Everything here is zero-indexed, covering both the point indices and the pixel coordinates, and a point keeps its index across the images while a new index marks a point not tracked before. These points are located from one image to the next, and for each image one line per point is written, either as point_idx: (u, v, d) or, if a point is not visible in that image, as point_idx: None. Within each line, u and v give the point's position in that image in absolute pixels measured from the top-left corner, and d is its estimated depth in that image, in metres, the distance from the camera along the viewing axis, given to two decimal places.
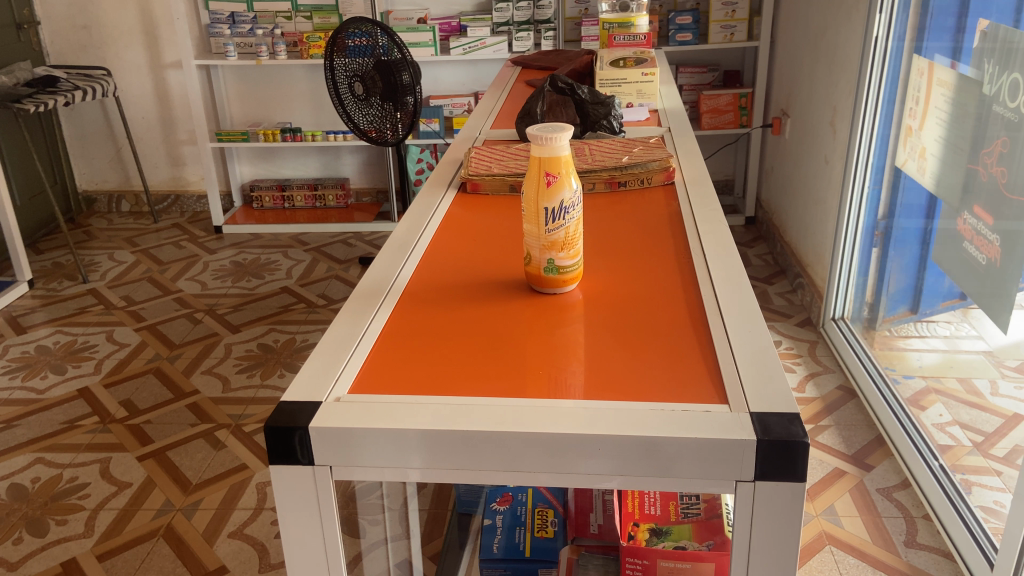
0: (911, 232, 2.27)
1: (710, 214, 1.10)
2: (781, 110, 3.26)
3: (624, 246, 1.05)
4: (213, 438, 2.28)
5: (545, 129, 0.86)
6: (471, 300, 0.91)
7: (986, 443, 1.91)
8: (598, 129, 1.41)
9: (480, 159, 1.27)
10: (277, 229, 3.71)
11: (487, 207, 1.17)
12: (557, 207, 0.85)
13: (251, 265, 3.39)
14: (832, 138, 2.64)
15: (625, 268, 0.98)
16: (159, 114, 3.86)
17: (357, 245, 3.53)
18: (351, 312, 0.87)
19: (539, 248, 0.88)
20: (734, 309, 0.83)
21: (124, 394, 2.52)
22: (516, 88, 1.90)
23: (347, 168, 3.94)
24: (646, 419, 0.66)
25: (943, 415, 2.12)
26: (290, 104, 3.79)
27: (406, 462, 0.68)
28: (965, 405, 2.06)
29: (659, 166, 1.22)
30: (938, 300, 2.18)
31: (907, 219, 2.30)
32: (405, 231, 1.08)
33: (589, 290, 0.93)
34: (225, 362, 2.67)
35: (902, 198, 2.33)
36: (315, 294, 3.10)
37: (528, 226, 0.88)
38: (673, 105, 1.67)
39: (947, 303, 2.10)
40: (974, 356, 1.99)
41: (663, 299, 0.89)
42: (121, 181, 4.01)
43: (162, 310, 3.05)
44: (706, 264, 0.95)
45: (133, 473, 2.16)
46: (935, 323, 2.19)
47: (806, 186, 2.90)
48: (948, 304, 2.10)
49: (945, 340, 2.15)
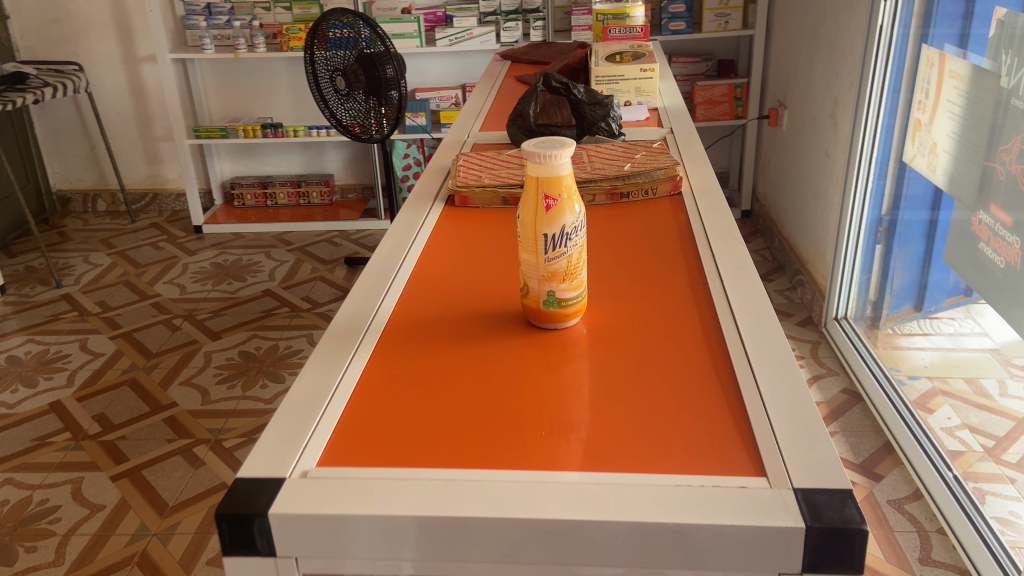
0: (917, 226, 2.26)
1: (725, 229, 1.00)
2: (778, 101, 3.16)
3: (630, 268, 0.94)
4: (191, 455, 2.18)
5: (543, 145, 0.75)
6: (460, 338, 0.80)
7: (997, 447, 2.00)
8: (595, 132, 1.30)
9: (469, 168, 1.16)
10: (260, 228, 3.58)
11: (477, 222, 1.07)
12: (558, 234, 0.75)
13: (232, 266, 3.27)
14: (833, 131, 2.53)
15: (633, 296, 0.88)
16: (135, 109, 3.72)
17: (342, 244, 3.42)
18: (323, 359, 0.77)
19: (537, 279, 0.78)
20: (762, 348, 0.73)
21: (98, 408, 2.40)
22: (506, 84, 1.79)
23: (331, 163, 3.81)
24: (667, 499, 0.56)
25: (951, 419, 2.14)
26: (270, 98, 3.66)
27: (394, 553, 0.58)
28: (976, 408, 2.12)
29: (664, 175, 1.12)
30: (944, 296, 2.24)
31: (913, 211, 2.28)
32: (385, 256, 0.97)
33: (593, 323, 0.83)
34: (205, 372, 2.55)
35: (908, 190, 2.30)
36: (299, 297, 2.99)
37: (525, 255, 0.78)
38: (674, 102, 1.56)
39: (952, 300, 2.19)
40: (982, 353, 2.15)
41: (678, 334, 0.79)
42: (97, 179, 3.87)
43: (139, 316, 2.93)
44: (725, 290, 0.85)
45: (106, 495, 2.05)
46: (939, 321, 2.29)
47: (805, 180, 2.80)
48: (953, 301, 2.19)
49: (950, 337, 2.28)
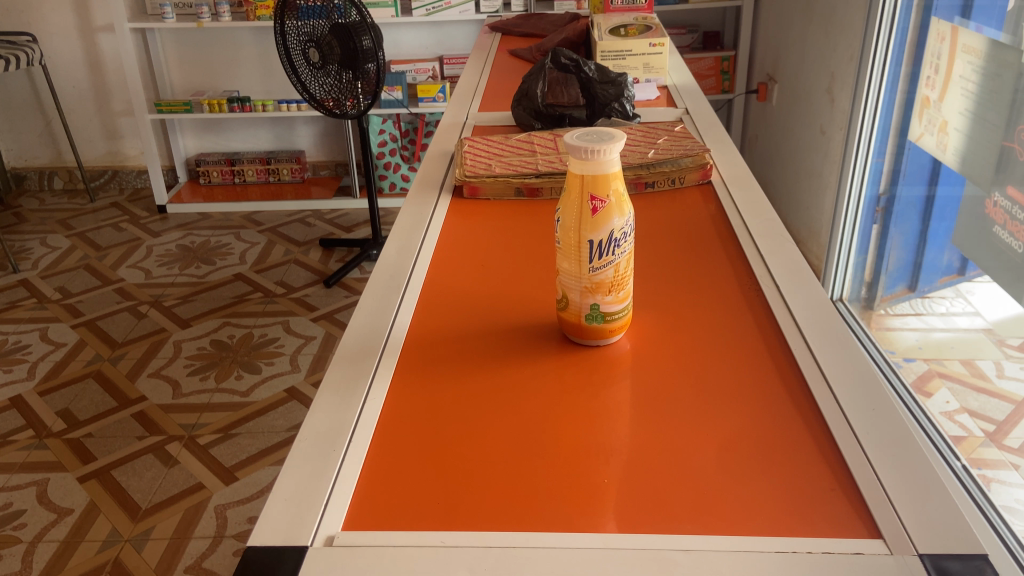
0: (914, 200, 2.27)
1: (770, 227, 0.91)
2: (767, 75, 3.07)
3: (671, 272, 0.85)
4: (164, 453, 2.05)
5: (589, 139, 0.65)
6: (492, 353, 0.71)
7: (998, 433, 1.89)
8: (609, 113, 1.20)
9: (477, 156, 1.06)
10: (228, 207, 3.42)
11: (490, 216, 0.97)
12: (605, 240, 0.65)
13: (200, 249, 3.12)
14: (828, 108, 2.44)
15: (680, 306, 0.79)
16: (92, 83, 3.51)
17: (316, 224, 3.28)
18: (336, 384, 0.66)
19: (579, 292, 0.68)
20: (843, 377, 0.66)
21: (62, 403, 2.26)
22: (499, 60, 1.68)
23: (302, 139, 3.65)
24: (768, 571, 0.49)
25: (950, 404, 2.03)
26: (237, 71, 3.48)
27: None
28: (975, 392, 2.02)
29: (693, 162, 1.02)
30: (937, 276, 2.25)
31: (912, 187, 2.29)
32: (393, 255, 0.86)
33: (640, 338, 0.74)
34: (175, 363, 2.42)
35: (906, 165, 2.29)
36: (273, 281, 2.85)
37: (565, 264, 0.68)
38: (683, 80, 1.47)
39: (945, 280, 2.20)
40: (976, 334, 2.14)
41: (742, 355, 0.71)
42: (53, 156, 3.67)
43: (102, 303, 2.77)
44: (786, 303, 0.77)
45: (74, 498, 1.91)
46: (932, 301, 2.30)
47: (797, 157, 2.72)
48: (946, 280, 2.20)
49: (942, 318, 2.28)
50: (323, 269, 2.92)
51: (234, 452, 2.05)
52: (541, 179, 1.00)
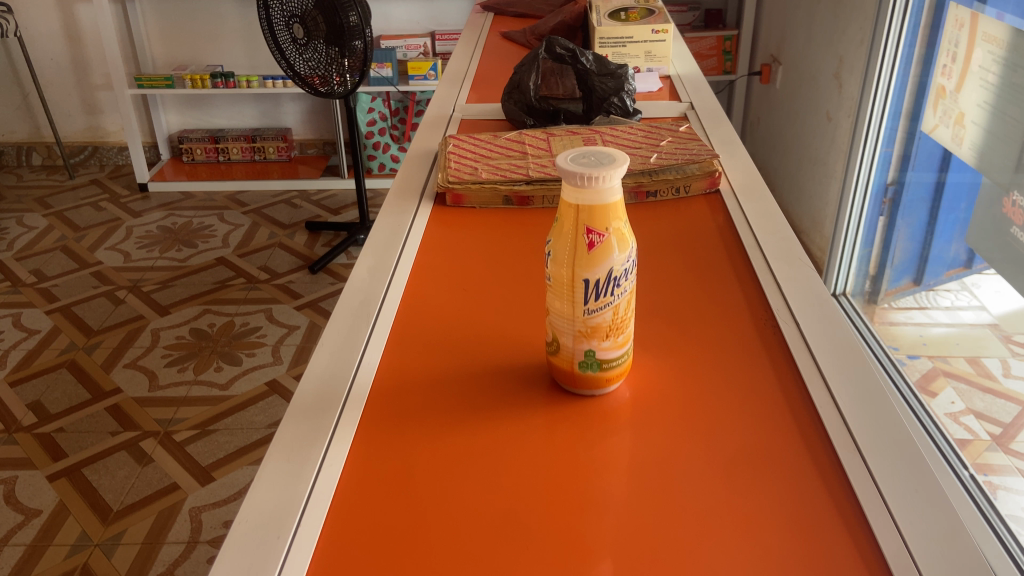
0: (922, 187, 2.17)
1: (785, 248, 0.82)
2: (771, 56, 2.95)
3: (676, 300, 0.76)
4: (138, 451, 1.96)
5: (586, 162, 0.55)
6: (474, 402, 0.62)
7: (1004, 437, 1.80)
8: (607, 109, 1.10)
9: (462, 159, 0.97)
10: (211, 186, 3.31)
11: (474, 229, 0.88)
12: (604, 280, 0.56)
13: (181, 230, 3.01)
14: (836, 93, 2.34)
15: (687, 344, 0.70)
16: (70, 55, 3.38)
17: (302, 205, 3.17)
18: (288, 445, 0.57)
19: (571, 336, 0.59)
20: (877, 446, 0.58)
21: (33, 395, 2.16)
22: (491, 43, 1.57)
23: (289, 117, 3.53)
24: None
25: (955, 404, 1.91)
26: (220, 45, 3.35)
27: None
28: (981, 392, 1.93)
29: (700, 169, 0.93)
30: (944, 269, 2.16)
31: (920, 172, 2.17)
32: (363, 279, 0.76)
33: (642, 385, 0.65)
34: (153, 353, 2.32)
35: (917, 151, 2.17)
36: (256, 266, 2.75)
37: (557, 304, 0.58)
38: (688, 69, 1.37)
39: (951, 272, 2.12)
40: (979, 328, 2.09)
41: (760, 412, 0.62)
42: (31, 131, 3.54)
43: (78, 287, 2.66)
44: (808, 346, 0.68)
45: (43, 498, 1.81)
46: (938, 294, 2.21)
47: (801, 144, 2.61)
48: (953, 272, 2.12)
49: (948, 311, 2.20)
50: (308, 254, 2.82)
51: (211, 450, 1.96)
52: (531, 187, 0.91)
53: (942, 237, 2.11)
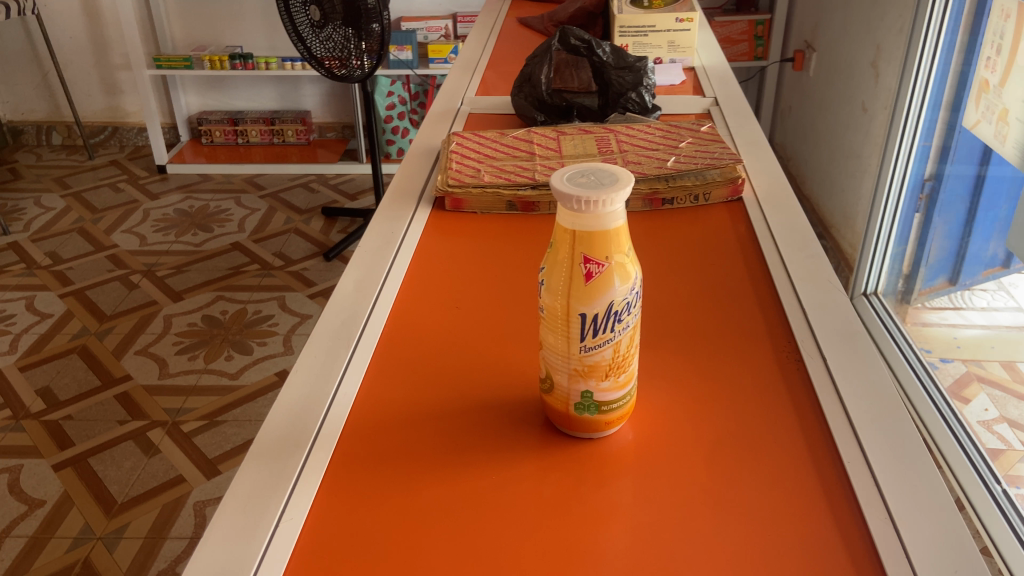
0: (962, 182, 2.04)
1: (813, 269, 0.75)
2: (805, 42, 2.84)
3: (691, 326, 0.69)
4: (145, 441, 1.91)
5: (584, 181, 0.49)
6: (457, 446, 0.55)
7: None
8: (624, 106, 1.03)
9: (465, 160, 0.90)
10: (230, 169, 3.27)
11: (474, 236, 0.82)
12: (604, 315, 0.50)
13: (198, 214, 2.98)
14: (873, 83, 2.23)
15: (700, 381, 0.63)
16: (90, 34, 3.35)
17: (320, 190, 3.13)
18: (245, 496, 0.51)
19: (567, 375, 0.52)
20: (913, 513, 0.51)
21: (43, 380, 2.13)
22: (507, 30, 1.50)
23: (308, 99, 3.48)
24: None
25: (989, 411, 1.81)
26: (239, 25, 3.29)
27: None
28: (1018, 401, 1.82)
29: (721, 175, 0.86)
30: (980, 268, 2.05)
31: (959, 167, 2.05)
32: (346, 296, 0.71)
33: (647, 428, 0.58)
34: (164, 340, 2.28)
35: (957, 143, 2.04)
36: (271, 252, 2.71)
37: (551, 338, 0.52)
38: (714, 61, 1.29)
39: (988, 272, 2.00)
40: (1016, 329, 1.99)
41: (779, 465, 0.55)
42: (51, 110, 3.53)
43: (92, 271, 2.63)
44: (837, 389, 0.61)
45: (47, 489, 1.79)
46: (975, 294, 2.09)
47: (834, 135, 2.51)
48: (990, 273, 2.00)
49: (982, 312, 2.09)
50: (324, 241, 2.77)
51: (218, 443, 1.91)
52: (537, 192, 0.84)
53: (978, 236, 2.00)
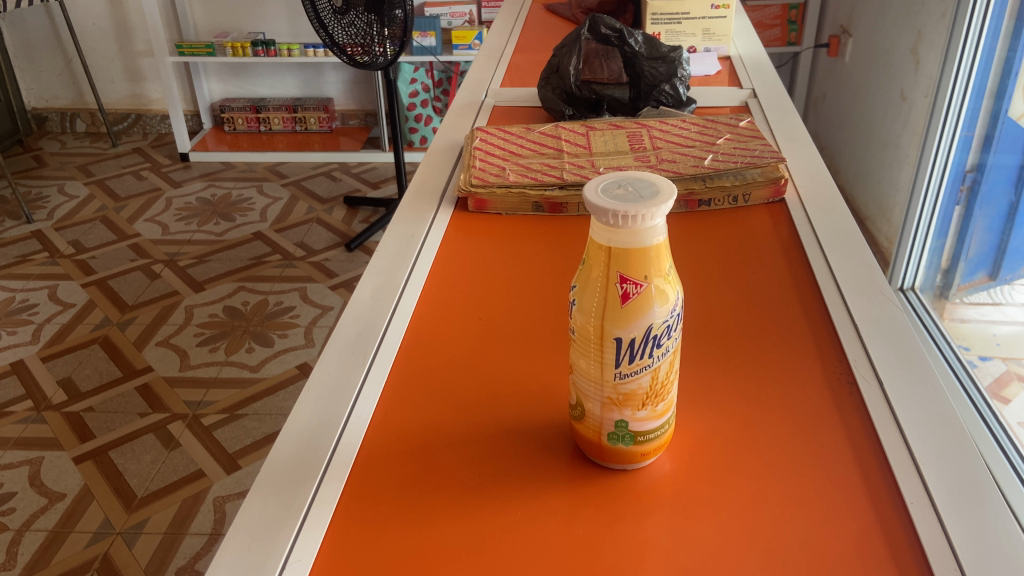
0: (1005, 174, 1.92)
1: (865, 280, 0.70)
2: (841, 27, 2.75)
3: (732, 344, 0.64)
4: (165, 434, 1.89)
5: (622, 194, 0.44)
6: (479, 478, 0.51)
7: None
8: (657, 98, 0.98)
9: (489, 157, 0.86)
10: (252, 157, 3.25)
11: (499, 238, 0.78)
12: (640, 341, 0.45)
13: (220, 203, 2.95)
14: (913, 70, 2.14)
15: (743, 404, 0.58)
16: (113, 20, 3.33)
17: (342, 179, 3.10)
18: (250, 530, 0.47)
19: (600, 403, 0.48)
20: (986, 565, 0.45)
21: (65, 371, 2.12)
22: (534, 18, 1.44)
23: (331, 86, 3.44)
24: None
25: None
26: (262, 12, 3.25)
27: None
28: None
29: (762, 175, 0.81)
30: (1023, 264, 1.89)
31: (1003, 156, 1.93)
32: (363, 306, 0.67)
33: (686, 458, 0.54)
34: (185, 331, 2.26)
35: (1001, 133, 1.93)
36: (292, 242, 2.69)
37: (583, 364, 0.48)
38: (751, 49, 1.23)
39: None
40: None
41: (832, 502, 0.50)
42: (74, 97, 3.52)
43: (115, 260, 2.61)
44: (895, 416, 0.56)
45: (68, 481, 1.78)
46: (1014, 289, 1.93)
47: (870, 123, 2.42)
48: None
49: None
50: (345, 230, 2.74)
51: (239, 436, 1.88)
52: (565, 192, 0.80)
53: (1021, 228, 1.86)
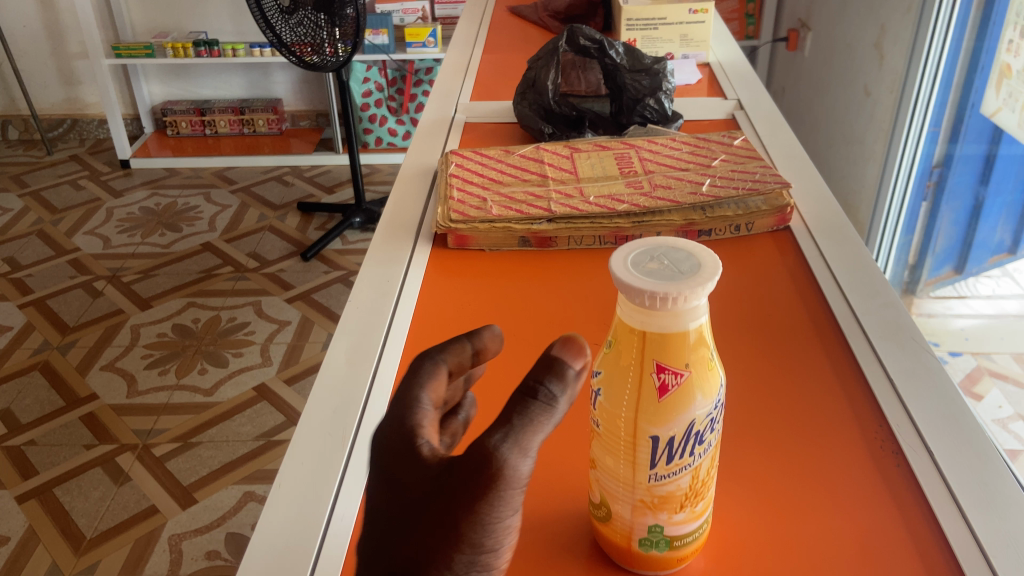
0: (974, 158, 1.88)
1: (892, 322, 0.63)
2: (800, 20, 2.72)
3: (758, 406, 0.57)
4: (114, 468, 1.77)
5: (656, 268, 0.37)
6: None
7: None
8: (640, 112, 0.92)
9: (467, 186, 0.78)
10: (198, 162, 3.11)
11: (483, 281, 0.70)
12: (679, 439, 0.38)
13: (165, 212, 2.81)
14: (877, 67, 2.07)
15: (782, 485, 0.52)
16: (44, 21, 3.14)
17: (294, 183, 2.99)
18: None
19: (630, 506, 0.41)
20: None
21: (2, 402, 1.98)
22: (498, 21, 1.37)
23: (279, 87, 3.31)
24: None
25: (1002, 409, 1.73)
26: (203, 11, 3.11)
27: None
28: None
29: (767, 203, 0.75)
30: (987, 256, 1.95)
31: (971, 147, 1.89)
32: (337, 374, 0.60)
33: (727, 560, 0.47)
34: (132, 353, 2.13)
35: (970, 122, 1.88)
36: (244, 253, 2.57)
37: (608, 462, 0.41)
38: (730, 55, 1.17)
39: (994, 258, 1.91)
40: None
41: None
42: (5, 103, 3.33)
43: (53, 278, 2.46)
44: (955, 498, 0.49)
45: (10, 524, 1.65)
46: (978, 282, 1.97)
47: (832, 118, 2.40)
48: (996, 259, 1.92)
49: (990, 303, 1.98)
50: (299, 239, 2.63)
51: (194, 467, 1.77)
52: (554, 227, 0.73)
53: (992, 223, 1.87)
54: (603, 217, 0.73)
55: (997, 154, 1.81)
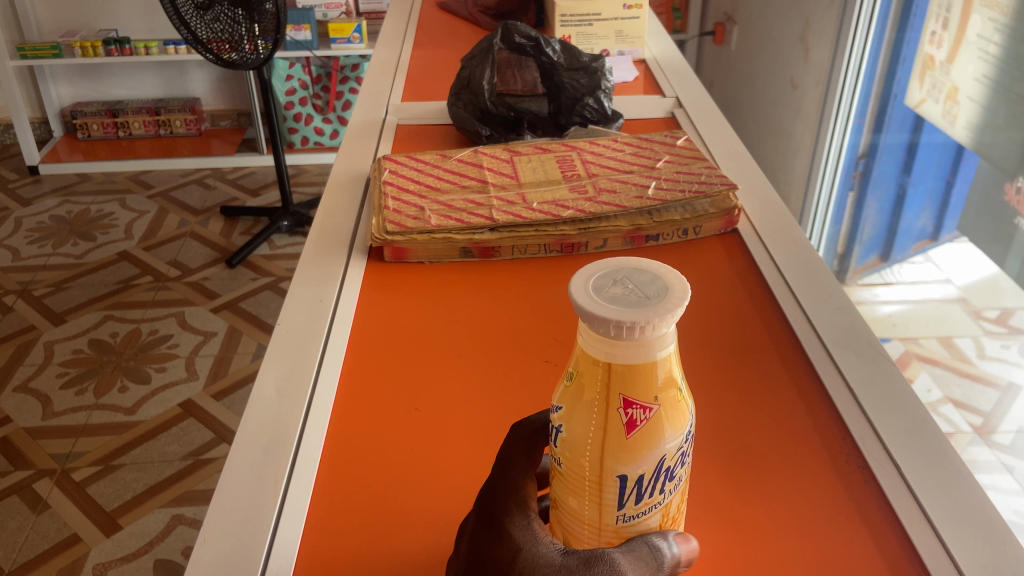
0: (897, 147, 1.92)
1: (848, 329, 0.61)
2: (725, 14, 2.74)
3: (722, 426, 0.55)
4: (31, 495, 1.66)
5: (621, 293, 0.34)
6: None
7: (986, 427, 1.63)
8: (579, 112, 0.89)
9: (402, 194, 0.73)
10: (112, 166, 2.96)
11: (424, 296, 0.66)
12: (651, 477, 0.35)
13: (78, 220, 2.66)
14: (803, 59, 2.10)
15: (753, 512, 0.49)
16: None
17: (217, 186, 2.87)
18: None
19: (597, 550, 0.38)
20: None
21: None
22: (426, 16, 1.32)
23: (197, 86, 3.18)
24: None
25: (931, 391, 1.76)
26: (113, 8, 2.95)
27: None
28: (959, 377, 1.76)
29: (713, 205, 0.73)
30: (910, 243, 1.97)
31: (896, 136, 1.93)
32: (267, 406, 0.55)
33: None
34: (46, 372, 2.00)
35: (895, 112, 1.91)
36: (165, 261, 2.45)
37: (574, 504, 0.37)
38: (664, 51, 1.15)
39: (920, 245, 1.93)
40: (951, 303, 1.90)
41: None
42: None
43: None
44: (927, 515, 0.47)
45: None
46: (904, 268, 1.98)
47: (760, 109, 2.42)
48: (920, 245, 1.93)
49: None
50: (223, 244, 2.53)
51: (118, 491, 1.67)
52: (497, 236, 0.69)
53: (915, 211, 1.91)
54: (548, 224, 0.70)
55: (919, 142, 1.85)
